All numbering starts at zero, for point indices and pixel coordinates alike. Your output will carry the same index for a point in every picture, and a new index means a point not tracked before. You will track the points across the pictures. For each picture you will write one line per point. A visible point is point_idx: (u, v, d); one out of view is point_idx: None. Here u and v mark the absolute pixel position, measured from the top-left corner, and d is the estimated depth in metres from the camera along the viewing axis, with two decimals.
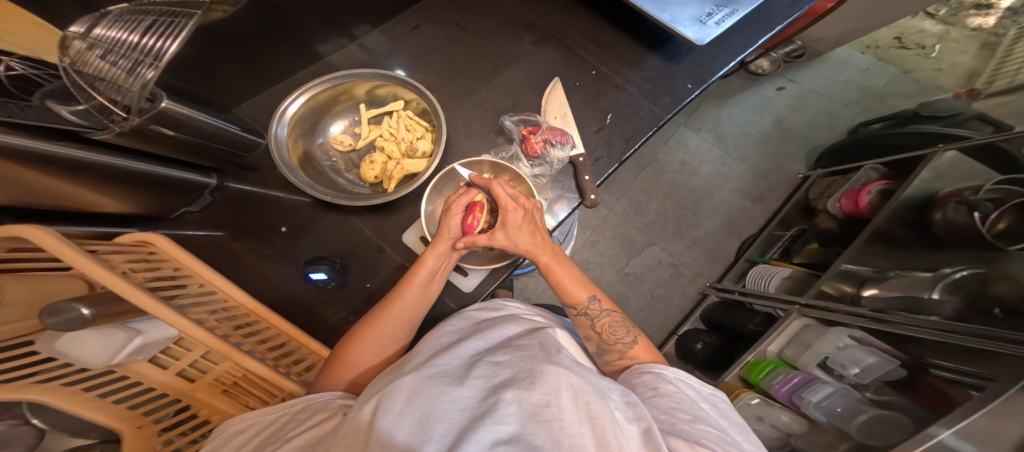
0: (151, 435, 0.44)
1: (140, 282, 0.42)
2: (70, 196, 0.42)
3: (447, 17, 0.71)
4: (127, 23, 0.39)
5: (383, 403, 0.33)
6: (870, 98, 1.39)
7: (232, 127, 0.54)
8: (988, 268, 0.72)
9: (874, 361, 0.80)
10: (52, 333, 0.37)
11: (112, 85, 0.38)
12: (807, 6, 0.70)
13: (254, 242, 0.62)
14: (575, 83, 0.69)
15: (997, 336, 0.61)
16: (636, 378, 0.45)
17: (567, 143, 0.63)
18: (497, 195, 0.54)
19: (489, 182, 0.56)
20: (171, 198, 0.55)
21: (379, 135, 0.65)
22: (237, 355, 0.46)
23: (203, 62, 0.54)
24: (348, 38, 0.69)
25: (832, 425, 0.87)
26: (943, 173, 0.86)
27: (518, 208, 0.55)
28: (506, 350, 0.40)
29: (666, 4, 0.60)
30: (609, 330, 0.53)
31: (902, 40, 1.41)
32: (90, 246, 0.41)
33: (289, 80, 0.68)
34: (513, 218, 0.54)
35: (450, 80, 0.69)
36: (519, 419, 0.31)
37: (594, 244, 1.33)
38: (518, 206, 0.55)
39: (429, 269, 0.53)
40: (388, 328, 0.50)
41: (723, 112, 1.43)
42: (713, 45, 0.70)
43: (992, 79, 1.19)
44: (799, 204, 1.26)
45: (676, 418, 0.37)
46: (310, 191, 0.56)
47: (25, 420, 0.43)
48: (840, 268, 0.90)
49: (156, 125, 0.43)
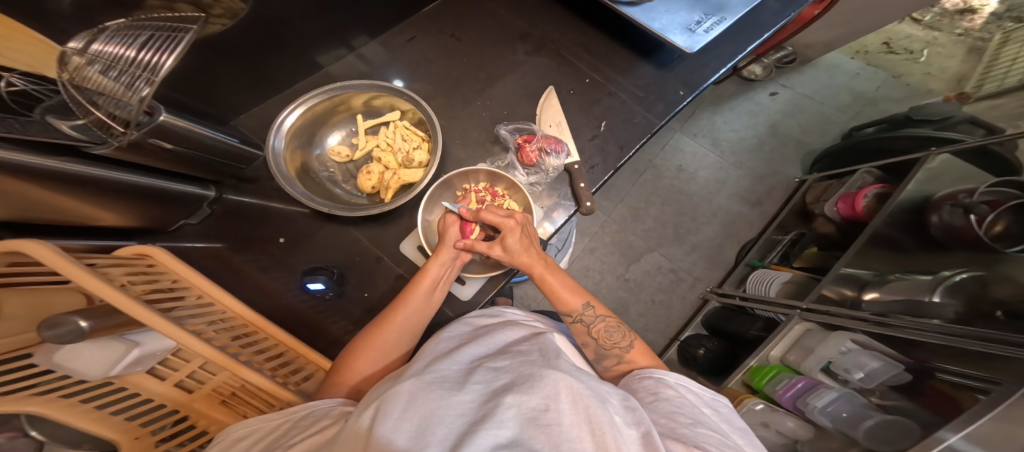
0: (149, 444, 0.43)
1: (138, 294, 0.43)
2: (74, 210, 0.43)
3: (442, 29, 0.73)
4: (122, 39, 0.41)
5: (381, 409, 0.33)
6: (863, 103, 1.40)
7: (230, 139, 0.55)
8: (987, 270, 0.72)
9: (878, 366, 0.79)
10: (49, 347, 0.37)
11: (111, 100, 0.39)
12: (796, 11, 0.71)
13: (253, 253, 0.62)
14: (569, 91, 0.70)
15: (997, 339, 0.61)
16: (636, 383, 0.45)
17: (562, 151, 0.64)
18: (490, 220, 0.54)
19: (478, 212, 0.55)
20: (173, 212, 0.56)
21: (376, 145, 0.66)
22: (236, 366, 0.46)
23: (202, 74, 0.55)
24: (347, 49, 0.71)
25: (838, 431, 0.85)
26: (937, 175, 0.87)
27: (515, 228, 0.54)
28: (505, 356, 0.40)
29: (654, 13, 0.62)
30: (605, 335, 0.54)
31: (890, 45, 1.44)
32: (89, 259, 0.42)
33: (287, 92, 0.70)
34: (512, 238, 0.53)
35: (446, 90, 0.70)
36: (518, 424, 0.30)
37: (593, 250, 1.33)
38: (513, 227, 0.54)
39: (433, 277, 0.53)
40: (390, 335, 0.50)
41: (718, 118, 1.44)
42: (703, 53, 0.72)
43: (981, 83, 1.22)
44: (798, 208, 1.26)
45: (676, 422, 0.37)
46: (307, 202, 0.57)
47: (24, 432, 0.43)
48: (840, 271, 0.92)
49: (155, 138, 0.44)
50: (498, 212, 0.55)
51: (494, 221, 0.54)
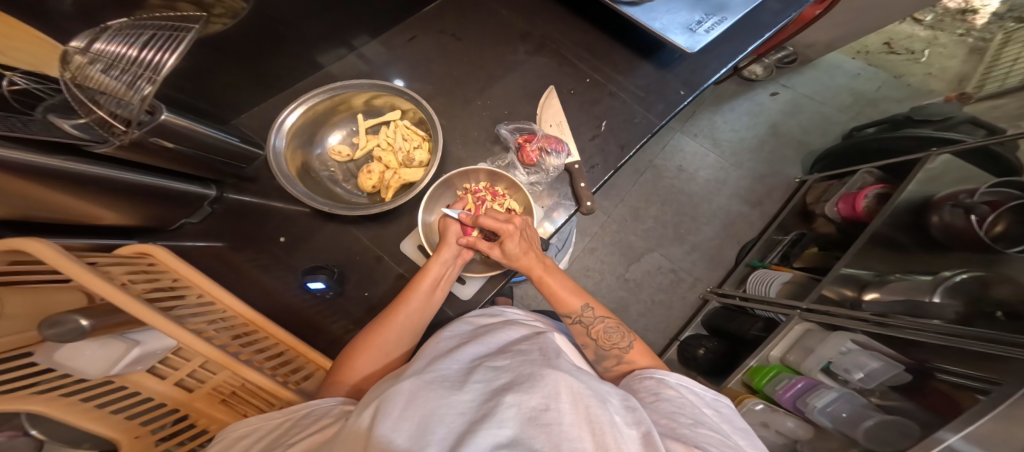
0: (149, 443, 0.44)
1: (138, 293, 0.43)
2: (75, 210, 0.43)
3: (443, 28, 0.73)
4: (125, 38, 0.41)
5: (382, 408, 0.33)
6: (864, 103, 1.40)
7: (231, 139, 0.55)
8: (987, 271, 0.72)
9: (878, 366, 0.79)
10: (50, 346, 0.38)
11: (113, 99, 0.39)
12: (797, 11, 0.71)
13: (254, 252, 0.62)
14: (570, 91, 0.70)
15: (997, 339, 0.61)
16: (637, 383, 0.45)
17: (563, 151, 0.64)
18: (489, 225, 0.53)
19: (477, 218, 0.54)
20: (173, 210, 0.56)
21: (376, 145, 0.66)
22: (236, 365, 0.46)
23: (203, 74, 0.56)
24: (347, 49, 0.71)
25: (838, 432, 0.85)
26: (937, 176, 0.87)
27: (514, 233, 0.53)
28: (506, 355, 0.40)
29: (655, 13, 0.62)
30: (605, 336, 0.54)
31: (891, 46, 1.43)
32: (90, 259, 0.42)
33: (287, 92, 0.70)
34: (511, 243, 0.53)
35: (447, 90, 0.70)
36: (518, 423, 0.30)
37: (593, 250, 1.33)
38: (512, 232, 0.53)
39: (434, 276, 0.53)
40: (391, 333, 0.50)
41: (719, 118, 1.44)
42: (704, 53, 0.72)
43: (982, 83, 1.22)
44: (798, 208, 1.26)
45: (677, 422, 0.37)
46: (307, 201, 0.57)
47: (24, 431, 0.43)
48: (840, 271, 0.91)
49: (156, 137, 0.44)
50: (497, 217, 0.54)
51: (493, 227, 0.53)
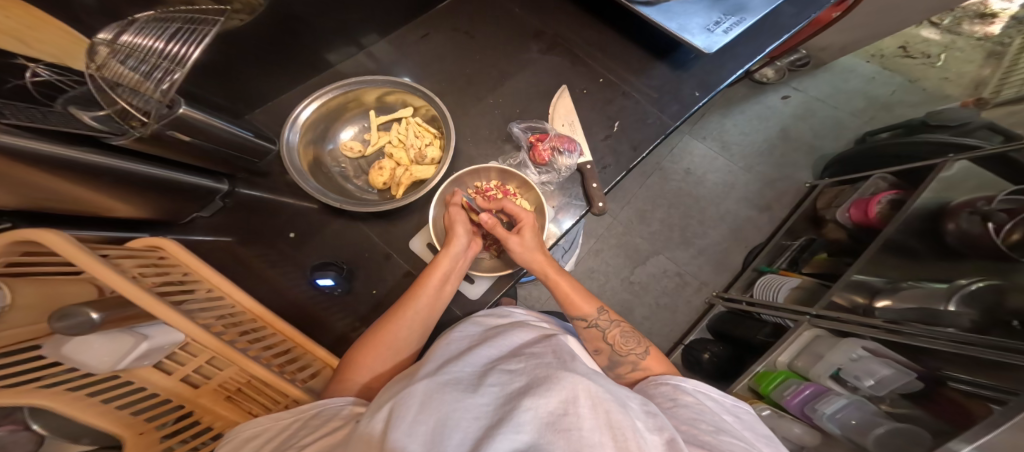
0: (154, 440, 0.43)
1: (150, 287, 0.43)
2: (89, 202, 0.43)
3: (456, 26, 0.72)
4: (151, 30, 0.41)
5: (396, 411, 0.32)
6: (876, 107, 1.39)
7: (244, 133, 0.54)
8: (1003, 279, 0.70)
9: (889, 373, 0.78)
10: (58, 338, 0.37)
11: (130, 91, 0.39)
12: (816, 13, 0.70)
13: (262, 248, 0.62)
14: (583, 90, 0.69)
15: (1010, 347, 0.60)
16: (653, 389, 0.44)
17: (575, 151, 0.63)
18: (512, 210, 0.57)
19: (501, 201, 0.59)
20: (185, 204, 0.56)
21: (387, 141, 0.66)
22: (243, 361, 0.46)
23: (217, 67, 0.55)
24: (358, 47, 0.70)
25: (847, 439, 0.84)
26: (955, 183, 0.84)
27: (532, 223, 0.57)
28: (519, 357, 0.39)
29: (673, 13, 0.61)
30: (620, 341, 0.53)
31: (907, 49, 1.42)
32: (103, 250, 0.41)
33: (299, 88, 0.69)
34: (529, 232, 0.56)
35: (459, 88, 0.70)
36: (536, 428, 0.30)
37: (598, 252, 1.33)
38: (530, 222, 0.57)
39: (443, 271, 0.53)
40: (401, 331, 0.50)
41: (728, 121, 1.43)
42: (721, 54, 0.71)
43: (999, 89, 1.19)
44: (807, 213, 1.25)
45: (698, 429, 0.36)
46: (320, 197, 0.56)
47: (24, 426, 0.42)
48: (852, 278, 0.88)
49: (173, 130, 0.44)
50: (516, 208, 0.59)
51: (514, 214, 0.57)
